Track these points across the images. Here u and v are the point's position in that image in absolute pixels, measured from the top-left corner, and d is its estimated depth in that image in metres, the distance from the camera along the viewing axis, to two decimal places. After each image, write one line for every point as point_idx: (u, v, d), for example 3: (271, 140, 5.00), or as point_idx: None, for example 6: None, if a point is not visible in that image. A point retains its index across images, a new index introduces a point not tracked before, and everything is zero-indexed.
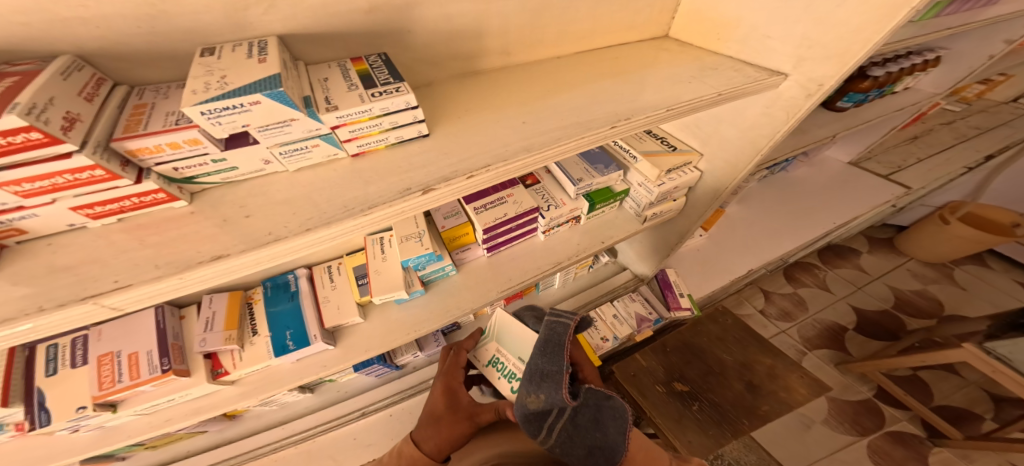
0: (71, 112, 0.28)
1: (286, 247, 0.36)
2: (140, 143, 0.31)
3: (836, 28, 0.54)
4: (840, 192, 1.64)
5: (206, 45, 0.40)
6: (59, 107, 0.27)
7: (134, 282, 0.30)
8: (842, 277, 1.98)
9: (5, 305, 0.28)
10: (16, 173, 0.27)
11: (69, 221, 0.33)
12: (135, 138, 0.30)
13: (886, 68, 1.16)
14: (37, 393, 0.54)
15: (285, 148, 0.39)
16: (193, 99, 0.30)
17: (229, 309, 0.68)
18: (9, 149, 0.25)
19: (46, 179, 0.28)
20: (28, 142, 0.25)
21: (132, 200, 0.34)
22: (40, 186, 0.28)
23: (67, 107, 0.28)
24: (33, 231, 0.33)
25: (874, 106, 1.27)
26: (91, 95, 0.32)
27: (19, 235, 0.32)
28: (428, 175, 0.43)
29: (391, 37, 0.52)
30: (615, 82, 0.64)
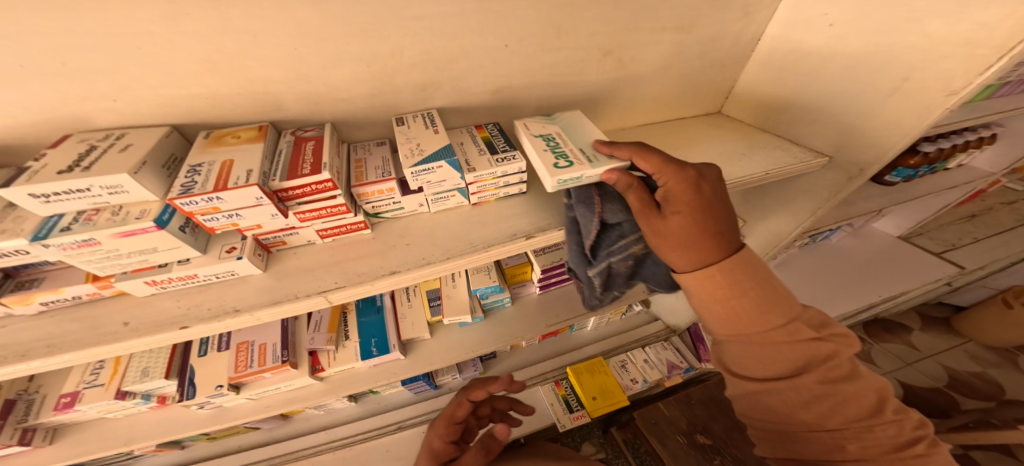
0: (337, 169, 0.44)
1: (433, 269, 0.48)
2: (368, 188, 0.46)
3: (876, 121, 0.65)
4: (885, 264, 1.65)
5: (397, 115, 0.58)
6: (334, 166, 0.43)
7: (348, 283, 0.43)
8: (887, 352, 1.93)
9: (268, 291, 0.42)
10: (306, 206, 0.41)
11: (308, 238, 0.47)
12: (366, 185, 0.46)
13: (937, 144, 1.23)
14: (189, 371, 0.66)
15: (436, 196, 0.53)
16: (409, 162, 0.46)
17: (331, 317, 0.80)
18: (316, 192, 0.40)
19: (319, 210, 0.42)
20: (328, 188, 0.40)
21: (347, 227, 0.48)
22: (312, 214, 0.43)
23: (336, 166, 0.44)
24: (290, 242, 0.46)
25: (924, 181, 1.33)
26: (339, 153, 0.49)
27: (282, 245, 0.46)
28: (529, 224, 0.56)
29: (506, 111, 0.68)
30: (674, 154, 0.77)
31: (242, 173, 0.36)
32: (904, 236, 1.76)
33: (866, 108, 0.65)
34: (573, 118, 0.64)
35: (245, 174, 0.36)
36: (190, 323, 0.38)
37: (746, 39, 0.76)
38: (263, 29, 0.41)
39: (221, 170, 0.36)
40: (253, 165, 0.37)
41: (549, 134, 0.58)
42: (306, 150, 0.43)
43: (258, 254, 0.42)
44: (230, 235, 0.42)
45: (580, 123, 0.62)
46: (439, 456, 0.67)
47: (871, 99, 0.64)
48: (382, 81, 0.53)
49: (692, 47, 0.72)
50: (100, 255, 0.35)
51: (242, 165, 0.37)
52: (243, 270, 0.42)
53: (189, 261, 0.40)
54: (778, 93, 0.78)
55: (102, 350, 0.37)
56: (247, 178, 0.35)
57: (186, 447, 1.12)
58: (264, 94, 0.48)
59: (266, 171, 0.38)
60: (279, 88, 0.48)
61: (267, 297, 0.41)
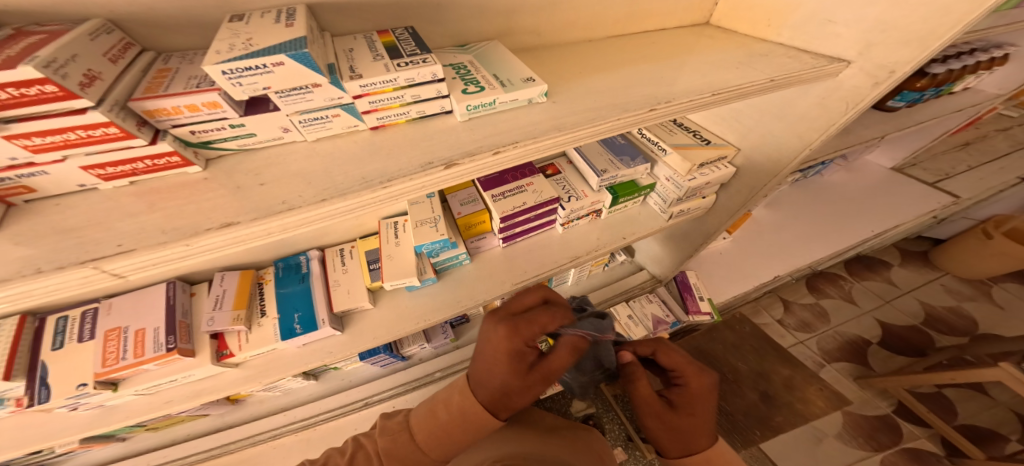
0: (93, 71, 0.29)
1: (298, 218, 0.33)
2: (160, 103, 0.31)
3: (913, 9, 0.50)
4: (876, 200, 1.56)
5: (235, 12, 0.41)
6: (81, 64, 0.28)
7: (137, 247, 0.28)
8: (869, 290, 1.91)
9: (6, 264, 0.27)
10: (30, 126, 0.27)
11: (80, 182, 0.32)
12: (154, 98, 0.30)
13: (946, 65, 1.09)
14: (40, 367, 0.52)
15: (305, 116, 0.37)
16: (215, 59, 0.30)
17: (239, 288, 0.67)
18: (23, 100, 0.26)
19: (59, 133, 0.28)
20: (43, 94, 0.26)
21: (146, 162, 0.33)
22: (51, 141, 0.28)
23: (90, 66, 0.29)
24: (42, 190, 0.32)
25: (928, 107, 1.21)
26: (116, 58, 0.33)
27: (28, 193, 0.31)
28: (451, 150, 0.40)
29: (417, 9, 0.51)
30: (652, 65, 0.61)
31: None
32: (896, 169, 1.67)
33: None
34: (490, 47, 0.57)
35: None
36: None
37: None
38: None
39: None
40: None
41: (461, 62, 0.52)
42: (19, 43, 0.29)
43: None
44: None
45: (499, 53, 0.55)
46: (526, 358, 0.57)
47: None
48: None
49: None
50: None
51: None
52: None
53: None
54: None
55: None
56: None
57: (128, 439, 1.02)
58: None
59: None
60: None
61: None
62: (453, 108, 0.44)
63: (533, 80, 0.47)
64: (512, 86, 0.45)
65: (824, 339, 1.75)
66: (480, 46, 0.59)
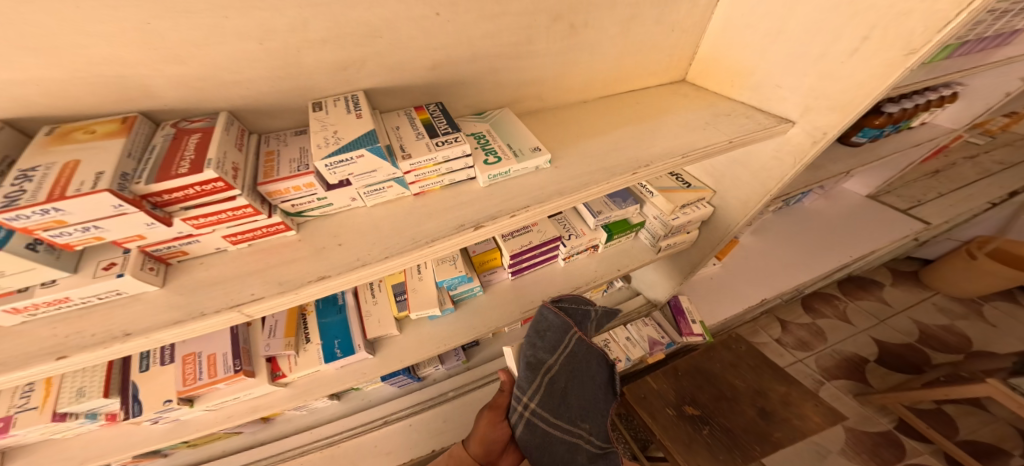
0: (235, 163, 0.41)
1: (369, 271, 0.46)
2: (278, 186, 0.43)
3: (838, 83, 0.66)
4: (856, 225, 1.69)
5: (314, 99, 0.55)
6: (229, 161, 0.40)
7: (265, 295, 0.41)
8: (862, 309, 1.99)
9: (176, 309, 0.39)
10: (198, 211, 0.39)
11: (217, 246, 0.44)
12: (274, 183, 0.43)
13: (900, 105, 1.25)
14: (131, 387, 0.63)
15: (369, 188, 0.50)
16: (320, 154, 0.42)
17: (288, 319, 0.78)
18: (201, 194, 0.37)
19: (216, 214, 0.40)
20: (214, 188, 0.37)
21: (262, 230, 0.45)
22: (209, 220, 0.40)
23: (233, 160, 0.41)
24: (193, 252, 0.44)
25: (890, 141, 1.35)
26: (240, 145, 0.46)
27: (183, 255, 0.43)
28: (477, 214, 0.52)
29: (446, 89, 0.65)
30: (637, 127, 0.74)
31: (88, 177, 0.33)
32: (871, 195, 1.82)
33: (827, 69, 0.66)
34: (501, 115, 0.71)
35: (92, 179, 0.32)
36: (69, 352, 0.35)
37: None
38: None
39: (61, 172, 0.33)
40: (106, 167, 0.34)
41: (480, 132, 0.65)
42: (187, 143, 0.40)
43: (148, 268, 0.40)
44: (109, 249, 0.39)
45: (512, 121, 0.68)
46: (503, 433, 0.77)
47: (833, 60, 0.65)
48: (286, 60, 0.49)
49: (648, 7, 0.71)
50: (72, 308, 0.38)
51: (91, 166, 0.34)
52: (133, 288, 0.39)
53: (55, 283, 0.36)
54: (741, 53, 0.78)
55: (2, 379, 0.34)
56: (97, 182, 0.32)
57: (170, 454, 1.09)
58: (143, 78, 0.44)
59: (129, 173, 0.35)
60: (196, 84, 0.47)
61: (167, 317, 0.38)
62: (473, 175, 0.57)
63: (539, 150, 0.59)
64: (521, 157, 0.57)
65: (822, 358, 1.82)
66: (494, 114, 0.72)
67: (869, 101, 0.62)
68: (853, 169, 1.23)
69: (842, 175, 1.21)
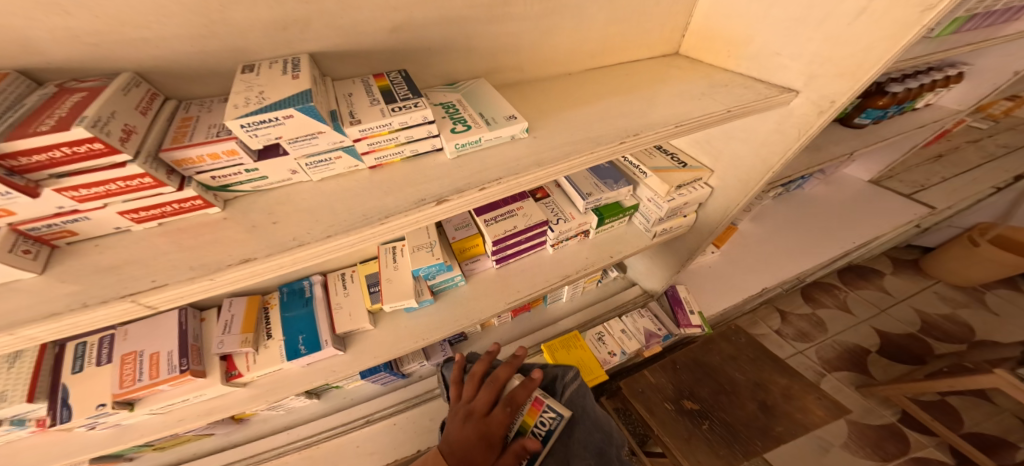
0: (128, 125, 0.34)
1: (307, 253, 0.39)
2: (186, 154, 0.36)
3: (847, 46, 0.59)
4: (859, 211, 1.63)
5: (246, 62, 0.48)
6: (118, 120, 0.33)
7: (170, 282, 0.34)
8: (863, 298, 1.94)
9: (54, 300, 0.32)
10: (76, 180, 0.32)
11: (117, 224, 0.38)
12: (181, 149, 0.35)
13: (905, 84, 1.17)
14: (62, 390, 0.57)
15: (311, 159, 0.43)
16: (235, 114, 0.35)
17: (247, 313, 0.72)
18: (74, 158, 0.30)
19: (102, 185, 0.33)
20: (90, 151, 0.30)
21: (174, 206, 0.39)
22: (94, 192, 0.33)
23: (126, 121, 0.34)
24: (84, 233, 0.37)
25: (893, 123, 1.28)
26: (145, 109, 0.39)
27: (71, 236, 0.37)
28: (442, 187, 0.45)
29: (409, 56, 0.58)
30: (626, 98, 0.67)
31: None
32: (874, 181, 1.77)
33: (835, 31, 0.59)
34: (476, 85, 0.64)
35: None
36: None
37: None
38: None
39: None
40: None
41: (449, 101, 0.58)
42: (65, 101, 0.33)
43: (22, 251, 0.33)
44: None
45: (486, 90, 0.61)
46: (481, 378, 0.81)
47: (841, 21, 0.58)
48: (209, 15, 0.42)
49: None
50: None
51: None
52: (2, 276, 0.33)
53: None
54: (738, 20, 0.71)
55: None
56: None
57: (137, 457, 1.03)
58: (24, 30, 0.37)
59: None
60: (95, 40, 0.40)
61: (46, 308, 0.31)
62: (439, 145, 0.50)
63: (514, 119, 0.52)
64: (494, 124, 0.50)
65: (822, 349, 1.76)
66: (468, 84, 0.65)
67: (879, 68, 0.56)
68: (857, 150, 1.17)
69: (845, 157, 1.16)
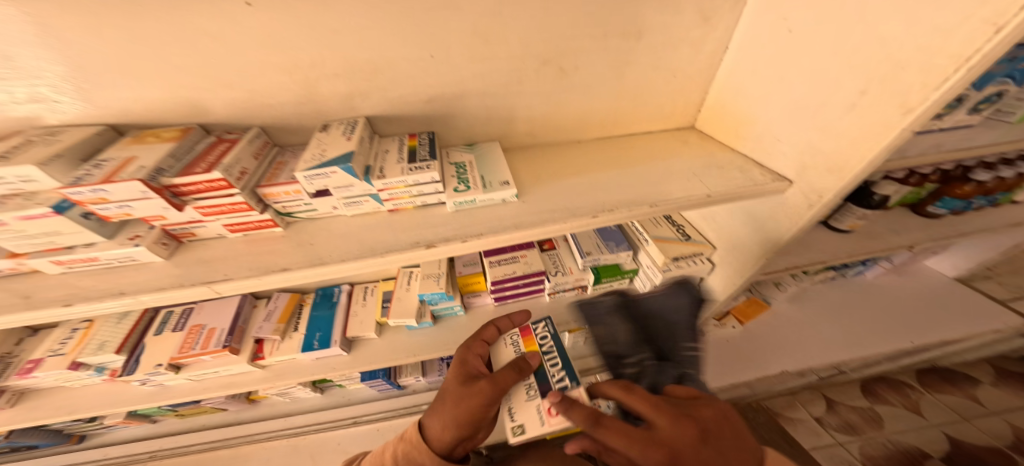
0: (245, 168, 0.51)
1: (327, 269, 0.52)
2: (273, 190, 0.52)
3: (838, 141, 0.57)
4: (923, 313, 1.51)
5: (325, 121, 0.65)
6: (239, 166, 0.49)
7: (234, 276, 0.49)
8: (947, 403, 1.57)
9: (167, 278, 0.48)
10: (204, 202, 0.48)
11: (217, 232, 0.54)
12: (271, 186, 0.51)
13: (997, 171, 1.00)
14: (140, 348, 0.75)
15: (347, 200, 0.57)
16: (303, 167, 0.50)
17: (286, 306, 0.89)
18: (210, 189, 0.46)
19: (219, 206, 0.49)
20: (218, 186, 0.46)
21: (256, 223, 0.54)
22: (213, 210, 0.49)
23: (244, 166, 0.51)
24: (199, 235, 0.53)
25: (981, 215, 1.16)
26: (258, 154, 0.56)
27: (191, 236, 0.53)
28: (434, 234, 0.58)
29: (442, 120, 0.73)
30: (624, 171, 0.76)
31: (134, 168, 0.43)
32: (962, 279, 1.61)
33: (827, 123, 0.58)
34: (490, 147, 0.78)
35: (136, 170, 0.42)
36: (75, 301, 0.45)
37: (717, 42, 0.73)
38: (201, 33, 0.50)
39: (119, 164, 0.43)
40: (148, 162, 0.44)
41: (464, 162, 0.71)
42: (215, 150, 0.51)
43: (161, 243, 0.49)
44: (142, 224, 0.50)
45: (498, 154, 0.74)
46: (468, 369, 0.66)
47: (831, 113, 0.57)
48: (307, 89, 0.60)
49: (644, 55, 0.72)
50: (99, 268, 0.48)
51: (140, 161, 0.44)
52: (145, 257, 0.49)
53: (96, 245, 0.46)
54: (741, 105, 0.75)
55: (32, 315, 0.44)
56: (137, 172, 0.42)
57: (159, 420, 1.23)
58: (197, 99, 0.57)
59: (165, 168, 0.45)
60: (236, 104, 0.59)
61: (159, 283, 0.47)
62: (440, 199, 0.62)
63: (507, 185, 0.63)
64: (488, 189, 0.61)
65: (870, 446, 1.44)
66: (485, 146, 0.79)
67: (863, 165, 0.55)
68: (920, 244, 1.09)
69: (906, 248, 1.08)
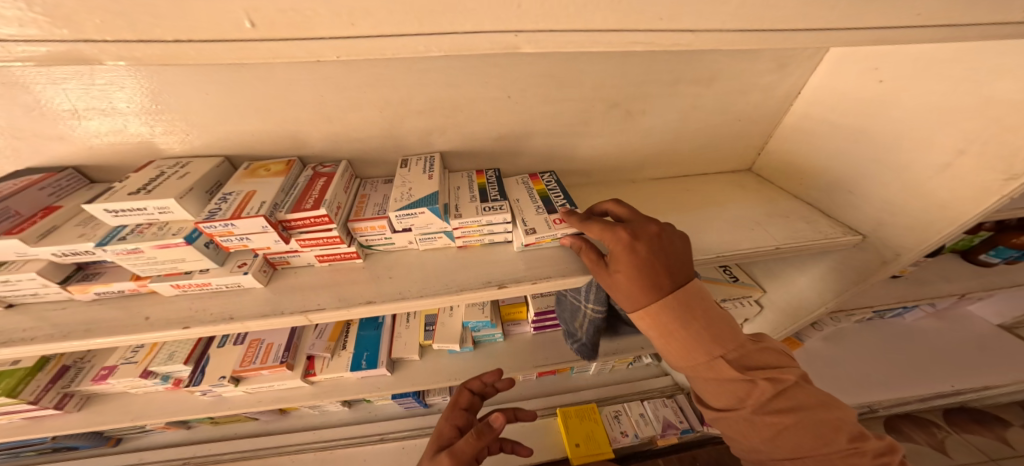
0: (339, 203, 0.54)
1: (408, 304, 0.54)
2: (365, 224, 0.55)
3: (926, 201, 0.60)
4: (970, 360, 1.44)
5: (403, 155, 0.69)
6: (336, 202, 0.53)
7: (327, 307, 0.51)
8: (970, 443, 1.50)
9: (267, 305, 0.51)
10: (307, 235, 0.51)
11: (308, 261, 0.56)
12: (363, 221, 0.54)
13: None
14: (205, 359, 0.79)
15: (424, 236, 0.60)
16: (396, 206, 0.53)
17: (335, 326, 0.91)
18: (314, 224, 0.49)
19: (318, 239, 0.52)
20: (321, 222, 0.49)
21: (343, 255, 0.57)
22: (312, 242, 0.52)
23: (338, 201, 0.54)
24: (293, 263, 0.56)
25: None
26: (347, 188, 0.59)
27: (286, 264, 0.56)
28: (504, 274, 0.59)
29: (508, 156, 0.76)
30: (682, 215, 0.77)
31: (257, 204, 0.46)
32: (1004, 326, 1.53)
33: (913, 184, 0.61)
34: None
35: (258, 205, 0.46)
36: (193, 324, 0.48)
37: (782, 92, 0.75)
38: (315, 75, 0.54)
39: (243, 199, 0.47)
40: (267, 198, 0.48)
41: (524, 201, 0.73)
42: (317, 185, 0.54)
43: (263, 270, 0.52)
44: (246, 252, 0.53)
45: None
46: (442, 440, 0.65)
47: (919, 174, 0.60)
48: (395, 125, 0.64)
49: (711, 100, 0.73)
50: (206, 292, 0.51)
51: (261, 195, 0.48)
52: (248, 283, 0.52)
53: (208, 270, 0.50)
54: (806, 154, 0.77)
55: (150, 334, 0.47)
56: (260, 208, 0.46)
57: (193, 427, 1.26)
58: (297, 133, 0.61)
59: (278, 203, 0.49)
60: (329, 139, 0.63)
61: (261, 309, 0.50)
62: (508, 238, 0.64)
63: None
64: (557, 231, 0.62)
65: None
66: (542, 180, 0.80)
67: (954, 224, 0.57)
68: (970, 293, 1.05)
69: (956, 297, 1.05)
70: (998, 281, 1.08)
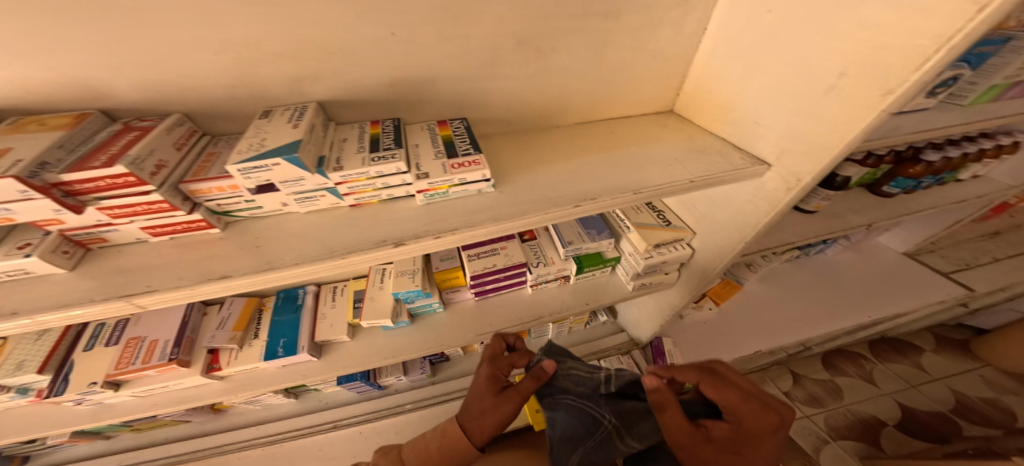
0: (163, 161, 0.43)
1: (275, 275, 0.46)
2: (201, 186, 0.44)
3: (818, 125, 0.56)
4: (881, 285, 1.59)
5: (268, 106, 0.57)
6: (154, 158, 0.42)
7: (159, 289, 0.42)
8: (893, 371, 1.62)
9: (79, 292, 0.41)
10: (112, 202, 0.40)
11: (138, 236, 0.46)
12: (197, 182, 0.44)
13: (943, 152, 1.04)
14: (68, 365, 0.66)
15: (299, 196, 0.50)
16: (235, 160, 0.43)
17: (242, 312, 0.80)
18: (113, 187, 0.39)
19: (131, 207, 0.42)
20: (123, 183, 0.39)
21: (184, 226, 0.47)
22: (124, 211, 0.42)
23: (161, 158, 0.43)
24: (112, 240, 0.46)
25: (930, 193, 1.19)
26: (182, 145, 0.48)
27: (103, 242, 0.46)
28: (403, 231, 0.52)
29: (406, 105, 0.66)
30: (600, 157, 0.72)
31: (6, 163, 0.35)
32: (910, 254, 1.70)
33: (806, 108, 0.57)
34: None
35: (8, 165, 0.35)
36: None
37: (690, 26, 0.70)
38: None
39: None
40: (26, 155, 0.36)
41: None
42: (121, 139, 0.43)
43: (63, 252, 0.43)
44: (33, 231, 0.43)
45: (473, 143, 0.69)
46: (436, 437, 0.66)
47: (808, 98, 0.56)
48: (242, 71, 0.52)
49: (622, 34, 0.67)
50: None
51: (15, 153, 0.36)
52: (42, 268, 0.42)
53: None
54: (717, 88, 0.73)
55: None
56: (11, 168, 0.35)
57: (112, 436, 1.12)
58: (105, 81, 0.48)
59: (51, 162, 0.38)
60: (156, 88, 0.51)
61: (65, 299, 0.40)
62: (406, 192, 0.57)
63: None
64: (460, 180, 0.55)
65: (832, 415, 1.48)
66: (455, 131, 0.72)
67: (841, 145, 0.54)
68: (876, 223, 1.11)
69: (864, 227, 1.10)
70: (903, 208, 1.15)
